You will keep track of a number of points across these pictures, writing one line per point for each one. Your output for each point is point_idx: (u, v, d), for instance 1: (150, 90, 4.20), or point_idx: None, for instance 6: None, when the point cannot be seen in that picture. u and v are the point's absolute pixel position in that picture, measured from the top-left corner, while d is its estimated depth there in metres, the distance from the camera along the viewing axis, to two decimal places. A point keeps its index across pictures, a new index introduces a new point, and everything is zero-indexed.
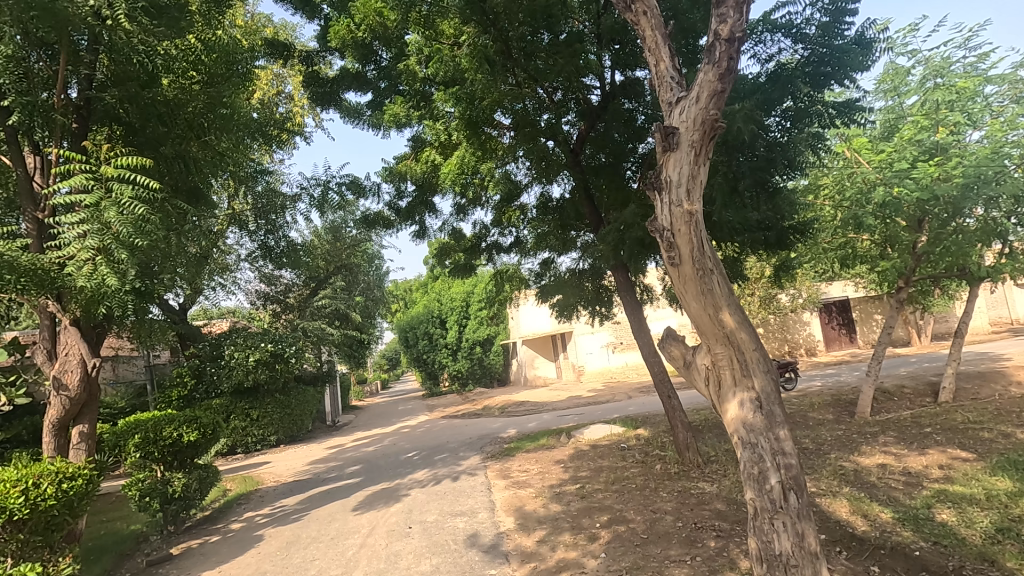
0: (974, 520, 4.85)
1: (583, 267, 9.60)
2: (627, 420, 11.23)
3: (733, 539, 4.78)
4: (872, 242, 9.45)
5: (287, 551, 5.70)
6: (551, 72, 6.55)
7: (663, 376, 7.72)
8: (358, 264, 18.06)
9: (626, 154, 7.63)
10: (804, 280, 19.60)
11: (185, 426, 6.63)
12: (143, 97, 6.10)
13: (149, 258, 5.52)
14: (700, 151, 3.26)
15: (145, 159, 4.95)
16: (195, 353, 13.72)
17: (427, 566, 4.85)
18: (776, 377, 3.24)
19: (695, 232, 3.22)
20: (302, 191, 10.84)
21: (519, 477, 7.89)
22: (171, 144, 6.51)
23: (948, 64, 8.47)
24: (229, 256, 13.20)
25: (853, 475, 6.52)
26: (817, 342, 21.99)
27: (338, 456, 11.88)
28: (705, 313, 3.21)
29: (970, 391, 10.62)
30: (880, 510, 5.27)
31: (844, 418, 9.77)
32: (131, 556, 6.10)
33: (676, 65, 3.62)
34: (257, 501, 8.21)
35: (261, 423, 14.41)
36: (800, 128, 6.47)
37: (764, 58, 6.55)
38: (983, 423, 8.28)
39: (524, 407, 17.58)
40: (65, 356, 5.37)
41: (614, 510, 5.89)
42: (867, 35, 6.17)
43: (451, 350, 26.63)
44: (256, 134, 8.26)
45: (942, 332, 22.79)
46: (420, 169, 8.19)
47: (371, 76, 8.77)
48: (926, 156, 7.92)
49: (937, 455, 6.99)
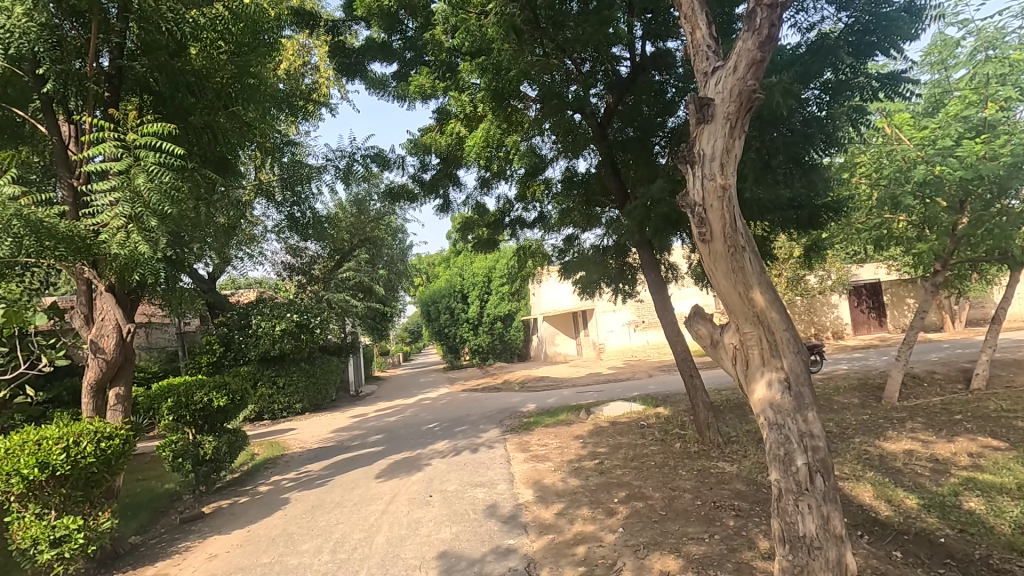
0: (1003, 510, 4.74)
1: (607, 244, 9.43)
2: (647, 398, 11.22)
3: (753, 519, 4.76)
4: (909, 224, 9.11)
5: (312, 515, 5.86)
6: (580, 41, 6.34)
7: (685, 355, 7.64)
8: (382, 238, 18.16)
9: (655, 129, 7.43)
10: (834, 262, 19.12)
11: (214, 391, 6.78)
12: (173, 65, 6.16)
13: (180, 228, 5.60)
14: (736, 124, 3.13)
15: (171, 126, 4.99)
16: (224, 322, 14.18)
17: (446, 534, 4.97)
18: (806, 359, 3.17)
19: (728, 208, 3.12)
20: (327, 163, 10.80)
21: (538, 451, 7.97)
22: (199, 114, 6.54)
23: (1003, 35, 7.93)
24: (256, 227, 13.39)
25: (878, 459, 6.42)
26: (845, 325, 21.57)
27: (361, 425, 12.16)
28: (734, 291, 3.14)
29: (1005, 378, 10.32)
30: (905, 496, 5.18)
31: (869, 403, 9.61)
32: (165, 513, 6.37)
33: (712, 33, 3.46)
34: (284, 465, 8.49)
35: (287, 391, 14.73)
36: (839, 101, 6.23)
37: (805, 28, 6.25)
38: (1018, 411, 8.04)
39: (544, 382, 17.73)
40: (101, 320, 5.51)
41: (633, 487, 5.91)
42: (918, 2, 5.81)
43: (472, 325, 26.94)
44: (283, 104, 8.30)
45: (977, 318, 22.08)
46: (445, 142, 8.14)
47: (397, 47, 8.57)
48: (971, 133, 7.55)
49: (966, 443, 6.82)
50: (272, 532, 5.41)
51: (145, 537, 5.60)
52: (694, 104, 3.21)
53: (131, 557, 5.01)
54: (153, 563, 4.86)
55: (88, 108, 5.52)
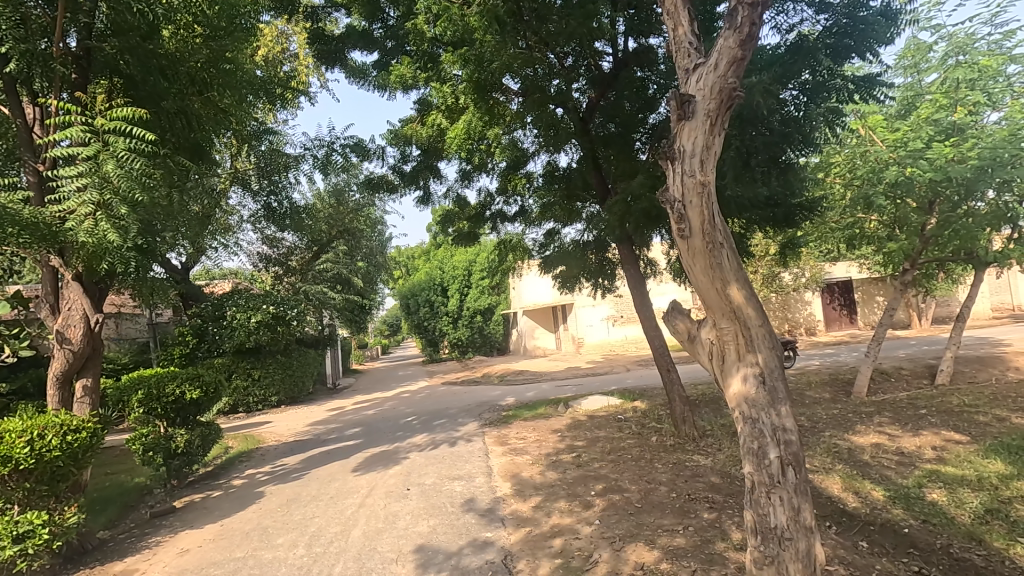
0: (964, 501, 4.92)
1: (588, 239, 9.45)
2: (625, 392, 11.37)
3: (727, 511, 4.86)
4: (880, 224, 9.33)
5: (288, 509, 5.79)
6: (563, 35, 6.31)
7: (662, 349, 7.73)
8: (361, 229, 17.95)
9: (637, 124, 7.50)
10: (808, 260, 19.56)
11: (187, 383, 6.62)
12: (145, 48, 5.94)
13: (152, 216, 5.44)
14: (716, 120, 3.16)
15: (142, 111, 4.84)
16: (197, 313, 13.93)
17: (424, 527, 4.97)
18: (781, 354, 3.22)
19: (707, 204, 3.15)
20: (305, 151, 10.60)
21: (517, 444, 8.01)
22: (172, 99, 6.31)
23: (973, 41, 8.15)
24: (232, 216, 13.10)
25: (847, 453, 6.59)
26: (817, 321, 22.09)
27: (339, 418, 12.05)
28: (712, 287, 3.17)
29: (967, 374, 10.70)
30: (872, 487, 5.35)
31: (840, 397, 9.87)
32: (135, 508, 6.23)
33: (694, 30, 3.47)
34: (259, 458, 8.39)
35: (263, 383, 14.48)
36: (817, 102, 6.31)
37: (785, 29, 6.33)
38: (979, 406, 8.34)
39: (523, 376, 17.84)
40: (68, 310, 5.35)
41: (610, 479, 5.97)
42: (893, 6, 5.92)
43: (452, 318, 26.96)
44: (260, 91, 8.11)
45: (943, 316, 22.84)
46: (426, 133, 8.05)
47: (379, 35, 8.43)
48: (941, 136, 7.74)
49: (930, 436, 7.04)
50: (246, 526, 5.33)
51: (114, 532, 5.48)
52: (676, 99, 3.21)
53: (99, 553, 4.90)
54: (122, 559, 4.74)
55: (54, 90, 5.29)
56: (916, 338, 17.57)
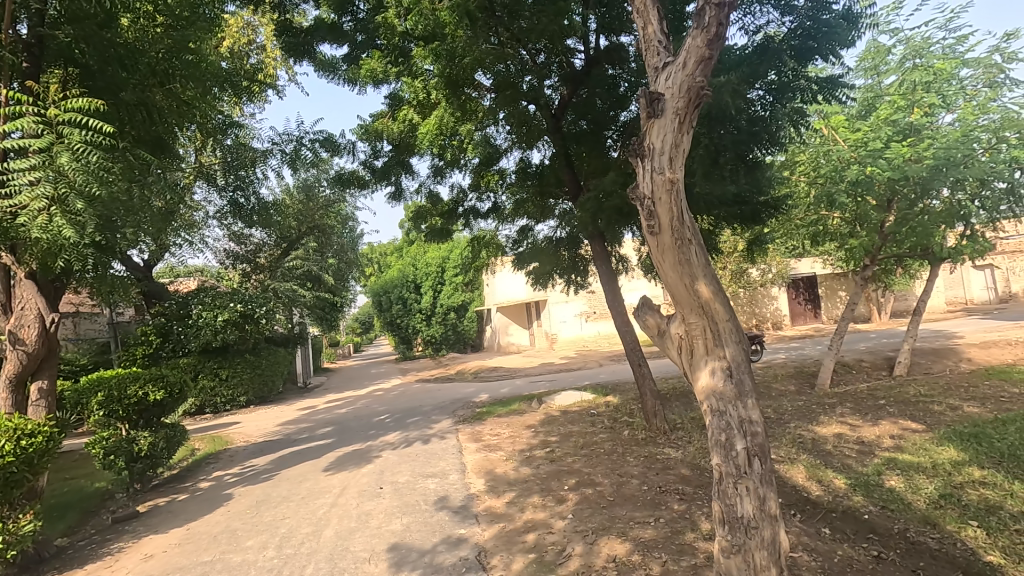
0: (920, 487, 5.14)
1: (560, 236, 9.53)
2: (598, 387, 11.50)
3: (696, 502, 4.96)
4: (843, 221, 9.62)
5: (257, 510, 5.68)
6: (535, 30, 6.31)
7: (634, 344, 7.83)
8: (332, 225, 17.65)
9: (608, 122, 7.56)
10: (774, 256, 20.08)
11: (151, 384, 6.42)
12: (102, 37, 5.73)
13: (112, 212, 5.24)
14: (685, 119, 3.21)
15: (100, 102, 4.71)
16: (161, 311, 13.49)
17: (397, 526, 4.94)
18: (747, 347, 3.30)
19: (676, 201, 3.20)
20: (274, 146, 10.36)
21: (491, 440, 8.02)
22: (132, 91, 6.07)
23: (929, 45, 8.47)
24: (196, 212, 12.75)
25: (811, 443, 6.81)
26: (783, 316, 22.74)
27: (310, 418, 11.86)
28: (681, 282, 3.23)
29: (923, 366, 11.15)
30: (834, 476, 5.54)
31: (805, 390, 10.17)
32: (96, 513, 6.04)
33: (663, 29, 3.52)
34: (227, 460, 8.21)
35: (230, 383, 14.15)
36: (782, 102, 6.47)
37: (752, 30, 6.45)
38: (934, 396, 8.71)
39: (497, 372, 17.87)
40: (21, 310, 5.13)
41: (583, 473, 6.04)
42: (854, 9, 6.10)
43: (425, 316, 26.84)
44: (225, 83, 7.88)
45: (901, 310, 23.78)
46: (398, 128, 7.94)
47: (348, 28, 8.24)
48: (899, 136, 8.03)
49: (888, 426, 7.33)
50: (213, 530, 5.21)
51: (73, 539, 5.29)
52: (646, 98, 3.24)
53: (57, 561, 4.73)
54: (82, 567, 4.59)
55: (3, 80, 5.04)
56: (877, 338, 16.05)
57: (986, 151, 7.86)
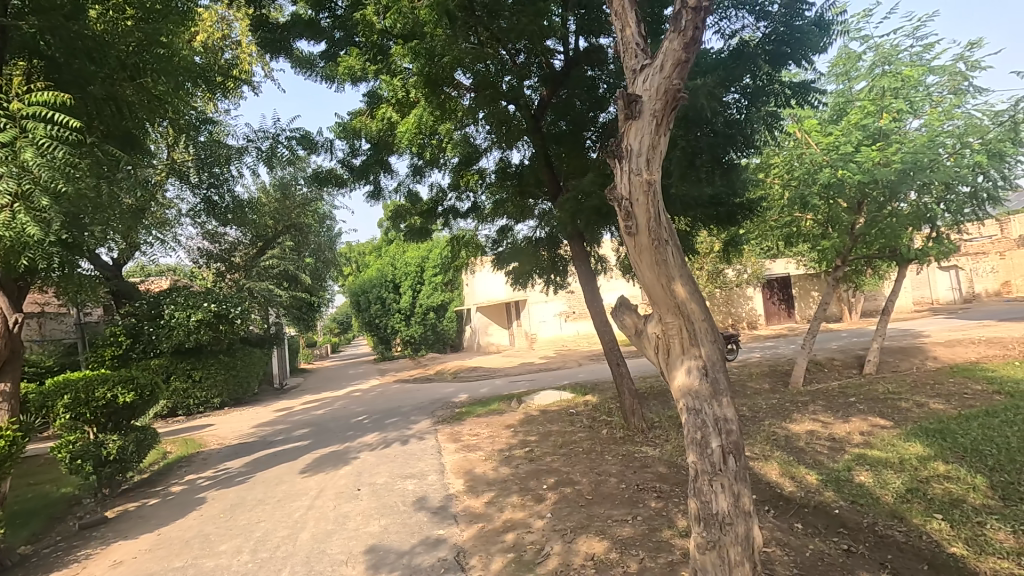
0: (887, 481, 5.29)
1: (539, 236, 9.58)
2: (577, 386, 11.56)
3: (673, 499, 5.02)
4: (815, 223, 9.84)
5: (231, 514, 5.57)
6: (514, 30, 6.32)
7: (612, 344, 7.89)
8: (309, 224, 17.40)
9: (587, 123, 7.61)
10: (750, 257, 20.47)
11: (120, 386, 6.18)
12: (69, 29, 5.54)
13: (79, 209, 5.07)
14: (662, 121, 3.25)
15: (67, 96, 4.60)
16: (131, 311, 13.11)
17: (375, 527, 4.90)
18: (722, 347, 3.35)
19: (653, 202, 3.23)
20: (249, 143, 10.18)
21: (470, 440, 8.00)
22: (101, 84, 5.91)
23: (897, 52, 8.72)
24: (169, 210, 12.46)
25: (784, 440, 6.95)
26: (758, 316, 23.17)
27: (287, 419, 11.69)
28: (658, 282, 3.27)
29: (892, 364, 11.48)
30: (806, 472, 5.66)
31: (778, 388, 10.37)
32: (61, 520, 5.86)
33: (641, 32, 3.56)
34: (200, 463, 8.04)
35: (204, 384, 13.88)
36: (757, 106, 6.60)
37: (727, 34, 6.56)
38: (902, 393, 8.97)
39: (477, 372, 17.86)
40: None
41: (562, 473, 6.07)
42: (826, 16, 6.25)
43: (404, 315, 26.65)
44: (199, 79, 7.72)
45: (871, 310, 24.44)
46: (376, 126, 7.84)
47: (325, 25, 8.13)
48: (869, 141, 8.25)
49: (858, 422, 7.51)
50: (185, 534, 5.10)
51: (37, 545, 5.13)
52: (624, 99, 3.27)
53: (21, 569, 4.57)
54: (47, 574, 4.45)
55: None
56: (848, 338, 16.23)
57: (950, 156, 8.12)
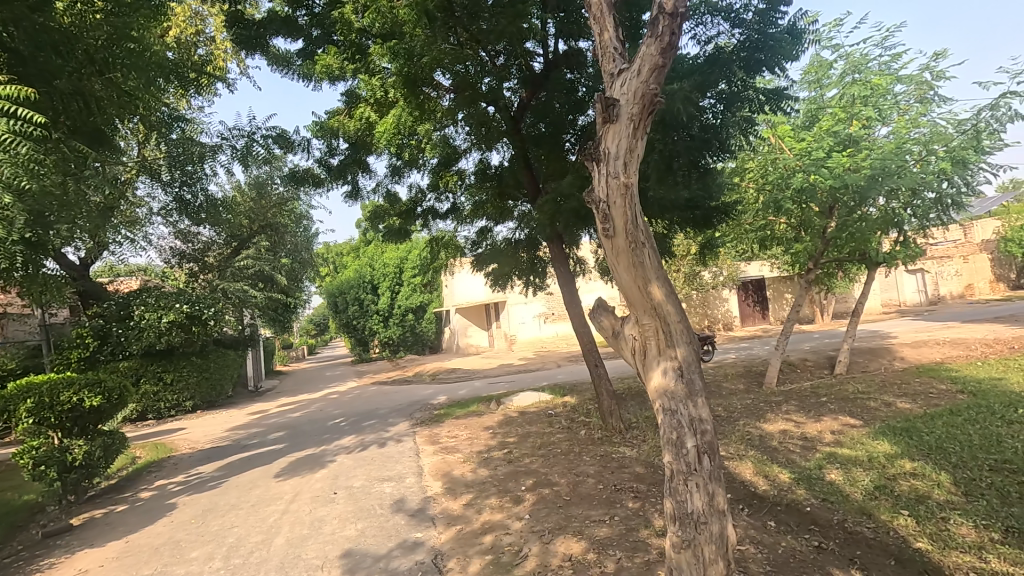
0: (856, 479, 5.43)
1: (519, 238, 9.60)
2: (555, 388, 11.60)
3: (650, 499, 5.07)
4: (788, 226, 10.06)
5: (203, 519, 5.45)
6: (494, 32, 6.33)
7: (590, 345, 7.95)
8: (285, 223, 17.13)
9: (566, 126, 7.66)
10: (725, 260, 20.83)
11: (87, 390, 5.99)
12: (33, 21, 5.27)
13: (44, 206, 4.89)
14: (639, 124, 3.28)
15: (32, 90, 4.44)
16: (98, 313, 12.65)
17: (352, 531, 4.84)
18: (697, 348, 3.40)
19: (630, 205, 3.26)
20: (223, 141, 9.98)
21: (449, 442, 7.96)
22: (67, 79, 5.72)
23: (867, 61, 8.97)
24: (139, 208, 12.15)
25: (758, 439, 7.08)
26: (733, 317, 23.58)
27: (262, 422, 11.48)
28: (635, 284, 3.30)
29: (861, 364, 11.78)
30: (779, 471, 5.78)
31: (753, 388, 10.56)
32: (23, 528, 5.65)
33: (619, 36, 3.59)
34: (171, 468, 7.84)
35: (176, 387, 13.57)
36: (732, 112, 6.72)
37: (703, 40, 6.66)
38: (870, 393, 9.21)
39: (456, 374, 17.80)
40: None
41: (540, 474, 6.08)
42: (798, 25, 6.40)
43: (382, 317, 26.41)
44: (171, 74, 7.55)
45: (841, 311, 25.07)
46: (354, 126, 7.75)
47: (302, 23, 8.05)
48: (840, 146, 8.46)
49: (829, 422, 7.69)
50: (155, 541, 4.97)
51: None
52: (602, 102, 3.30)
53: None
54: None
55: None
56: (820, 338, 16.84)
57: (916, 163, 8.38)
